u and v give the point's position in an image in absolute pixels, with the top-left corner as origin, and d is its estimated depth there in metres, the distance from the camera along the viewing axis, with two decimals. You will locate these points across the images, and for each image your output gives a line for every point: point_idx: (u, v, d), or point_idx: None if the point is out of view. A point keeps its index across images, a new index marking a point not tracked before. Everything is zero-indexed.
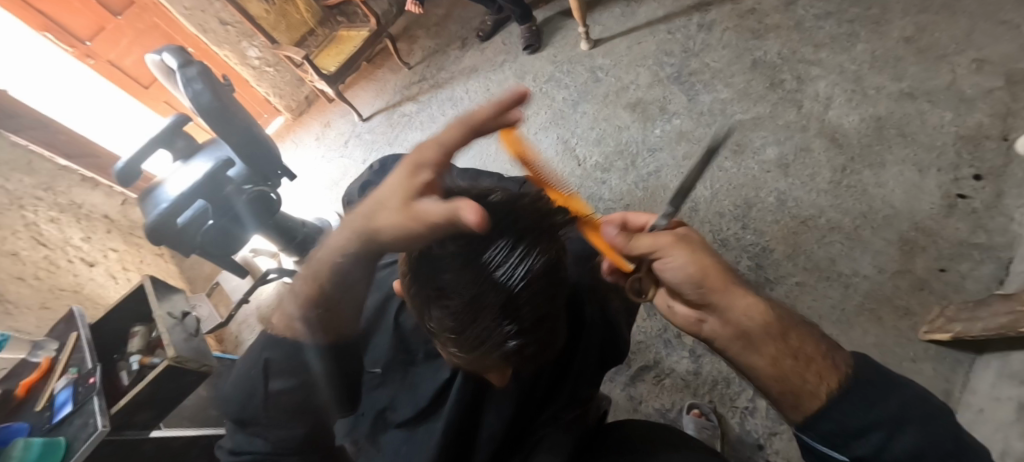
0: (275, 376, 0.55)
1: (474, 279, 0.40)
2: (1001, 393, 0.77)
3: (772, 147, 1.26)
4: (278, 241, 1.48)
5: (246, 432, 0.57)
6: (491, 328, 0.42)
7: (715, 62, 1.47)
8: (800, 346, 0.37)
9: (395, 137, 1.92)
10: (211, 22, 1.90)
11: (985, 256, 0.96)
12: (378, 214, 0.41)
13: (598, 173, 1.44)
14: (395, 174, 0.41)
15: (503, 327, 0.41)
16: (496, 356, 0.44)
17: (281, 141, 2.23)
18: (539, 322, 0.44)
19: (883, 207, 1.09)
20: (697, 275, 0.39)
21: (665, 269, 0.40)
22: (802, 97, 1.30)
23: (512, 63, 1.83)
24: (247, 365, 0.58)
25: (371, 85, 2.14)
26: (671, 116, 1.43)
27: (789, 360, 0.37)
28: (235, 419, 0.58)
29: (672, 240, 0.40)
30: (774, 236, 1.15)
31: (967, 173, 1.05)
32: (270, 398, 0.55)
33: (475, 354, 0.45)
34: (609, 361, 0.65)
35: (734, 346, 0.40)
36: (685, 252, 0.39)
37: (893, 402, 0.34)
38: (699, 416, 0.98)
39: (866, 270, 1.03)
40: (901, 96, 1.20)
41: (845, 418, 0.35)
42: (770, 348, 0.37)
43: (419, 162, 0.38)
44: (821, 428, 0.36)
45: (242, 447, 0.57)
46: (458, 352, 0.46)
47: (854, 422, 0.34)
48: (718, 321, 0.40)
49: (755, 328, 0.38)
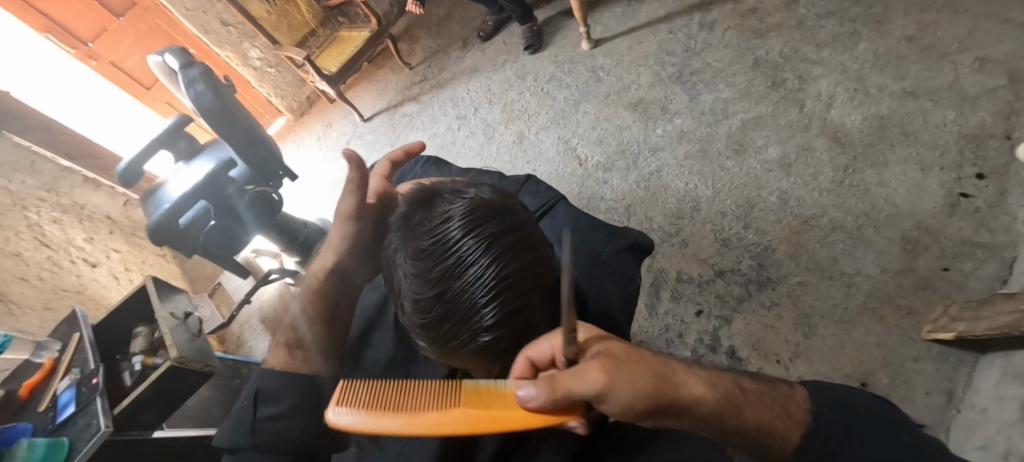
0: (263, 402, 0.60)
1: (453, 273, 0.44)
2: (1004, 392, 0.77)
3: (774, 147, 1.26)
4: (280, 241, 1.48)
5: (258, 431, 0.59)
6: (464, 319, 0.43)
7: (717, 62, 1.46)
8: (756, 419, 0.36)
9: (397, 138, 1.92)
10: (213, 23, 1.90)
11: (988, 256, 0.96)
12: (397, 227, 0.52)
13: (599, 172, 1.44)
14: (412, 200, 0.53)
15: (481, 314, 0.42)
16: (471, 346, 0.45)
17: (283, 141, 2.23)
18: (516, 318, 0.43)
19: (886, 207, 1.08)
20: (643, 402, 0.34)
21: (608, 403, 0.34)
22: (804, 96, 1.30)
23: (513, 63, 1.83)
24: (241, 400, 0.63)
25: (372, 85, 2.14)
26: (672, 116, 1.43)
27: (761, 428, 0.36)
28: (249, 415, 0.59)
29: (603, 378, 0.33)
30: (776, 235, 1.15)
31: (970, 172, 1.05)
32: (259, 423, 0.59)
33: (452, 349, 0.45)
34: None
35: (705, 427, 0.38)
36: (621, 386, 0.33)
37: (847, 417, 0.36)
38: None
39: (868, 269, 1.03)
40: (904, 95, 1.19)
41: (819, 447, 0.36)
42: (739, 425, 0.36)
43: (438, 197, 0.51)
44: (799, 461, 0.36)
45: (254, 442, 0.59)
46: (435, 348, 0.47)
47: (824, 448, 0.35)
48: (682, 418, 0.37)
49: (717, 412, 0.36)
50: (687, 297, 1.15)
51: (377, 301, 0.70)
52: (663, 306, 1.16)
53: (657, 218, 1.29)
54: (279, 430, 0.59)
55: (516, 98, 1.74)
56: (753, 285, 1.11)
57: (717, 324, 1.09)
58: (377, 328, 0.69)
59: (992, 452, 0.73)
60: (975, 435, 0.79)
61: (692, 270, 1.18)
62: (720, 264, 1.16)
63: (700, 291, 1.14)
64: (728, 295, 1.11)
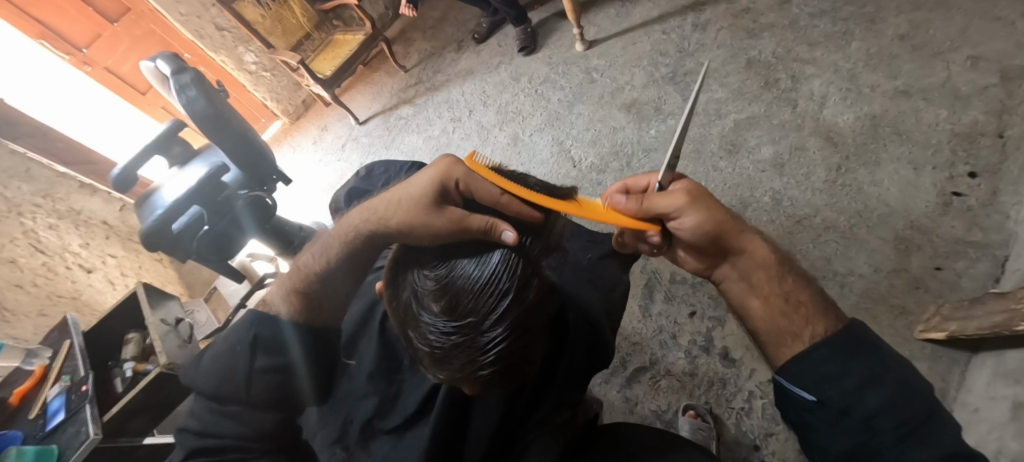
0: (261, 353, 0.56)
1: (468, 295, 0.41)
2: (996, 392, 0.77)
3: (766, 147, 1.26)
4: (276, 246, 1.48)
5: (219, 412, 0.57)
6: (476, 340, 0.41)
7: (710, 62, 1.46)
8: (794, 294, 0.44)
9: (392, 140, 1.92)
10: (207, 28, 1.91)
11: (981, 254, 0.95)
12: (392, 202, 0.50)
13: (593, 174, 1.44)
14: (426, 173, 0.49)
15: (491, 321, 0.40)
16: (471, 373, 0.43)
17: (278, 145, 2.23)
18: (520, 336, 0.42)
19: (879, 206, 1.08)
20: (711, 230, 0.44)
21: (681, 228, 0.45)
22: (796, 96, 1.30)
23: (507, 65, 1.83)
24: (230, 341, 0.59)
25: (367, 88, 2.15)
26: (666, 116, 1.43)
27: (781, 302, 0.44)
28: (218, 380, 0.57)
29: (688, 199, 0.43)
30: (769, 236, 1.15)
31: (962, 171, 1.05)
32: (254, 375, 0.56)
33: (455, 373, 0.44)
34: (597, 364, 0.64)
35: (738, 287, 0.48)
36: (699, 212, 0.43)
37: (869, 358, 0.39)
38: (695, 417, 0.98)
39: (861, 269, 1.03)
40: (896, 94, 1.19)
41: (822, 366, 0.39)
42: (760, 291, 0.46)
43: (440, 171, 0.47)
44: (797, 368, 0.41)
45: (210, 429, 0.56)
46: (439, 371, 0.46)
47: (830, 368, 0.39)
48: (728, 267, 0.48)
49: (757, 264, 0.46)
50: (681, 297, 1.15)
51: (363, 305, 0.70)
52: (657, 307, 1.16)
53: None
54: (274, 385, 0.56)
55: (510, 100, 1.74)
56: None
57: (711, 324, 1.08)
58: (363, 335, 0.68)
59: (984, 452, 0.73)
60: (967, 435, 0.78)
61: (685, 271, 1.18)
62: None
63: (694, 292, 1.14)
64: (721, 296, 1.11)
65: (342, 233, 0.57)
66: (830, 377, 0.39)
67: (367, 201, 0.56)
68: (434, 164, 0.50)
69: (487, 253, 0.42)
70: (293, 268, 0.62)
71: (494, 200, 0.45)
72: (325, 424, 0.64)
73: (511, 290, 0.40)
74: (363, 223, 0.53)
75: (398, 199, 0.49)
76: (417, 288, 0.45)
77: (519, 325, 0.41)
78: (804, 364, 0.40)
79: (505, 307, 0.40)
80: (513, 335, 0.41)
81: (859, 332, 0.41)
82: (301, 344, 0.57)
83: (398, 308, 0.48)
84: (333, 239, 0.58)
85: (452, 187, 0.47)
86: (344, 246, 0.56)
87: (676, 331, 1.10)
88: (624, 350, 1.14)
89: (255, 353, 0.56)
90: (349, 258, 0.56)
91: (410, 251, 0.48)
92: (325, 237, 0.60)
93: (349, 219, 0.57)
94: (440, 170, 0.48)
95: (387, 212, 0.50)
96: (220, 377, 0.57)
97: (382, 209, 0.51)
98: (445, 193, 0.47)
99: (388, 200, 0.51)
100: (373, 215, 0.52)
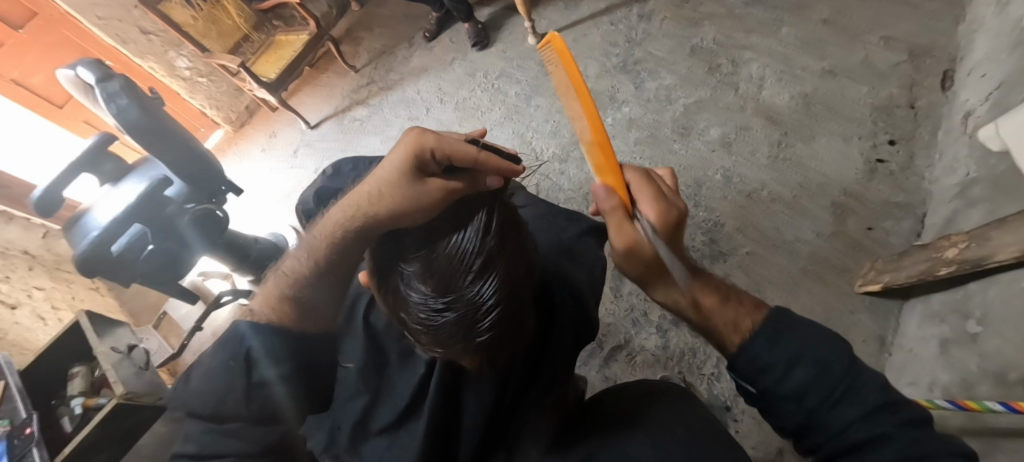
0: (257, 367, 0.51)
1: (457, 271, 0.41)
2: (926, 332, 0.85)
3: (715, 128, 1.34)
4: (231, 261, 1.39)
5: (217, 433, 0.50)
6: (469, 312, 0.41)
7: (657, 51, 1.53)
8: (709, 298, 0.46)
9: (349, 144, 1.86)
10: (131, 32, 1.78)
11: (904, 213, 1.07)
12: (372, 191, 0.50)
13: (556, 164, 1.47)
14: (396, 152, 0.48)
15: (481, 290, 0.40)
16: (469, 346, 0.43)
17: (223, 155, 2.09)
18: (512, 302, 0.42)
19: (817, 177, 1.18)
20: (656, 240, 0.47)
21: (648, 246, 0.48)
22: (737, 79, 1.39)
23: (462, 61, 1.82)
24: (218, 360, 0.53)
25: (316, 91, 2.06)
26: (620, 105, 1.49)
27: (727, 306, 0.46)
28: (209, 407, 0.50)
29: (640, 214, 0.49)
30: (723, 212, 1.22)
31: (883, 140, 1.16)
32: (252, 391, 0.50)
33: (453, 350, 0.44)
34: (584, 341, 0.65)
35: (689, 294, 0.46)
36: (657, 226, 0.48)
37: (811, 339, 0.39)
38: None
39: (806, 235, 1.12)
40: (824, 74, 1.30)
41: (760, 351, 0.40)
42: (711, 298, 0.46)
43: (412, 143, 0.46)
44: (740, 358, 0.41)
45: (207, 451, 0.49)
46: (438, 350, 0.45)
47: (764, 360, 0.39)
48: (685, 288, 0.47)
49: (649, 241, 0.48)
50: None
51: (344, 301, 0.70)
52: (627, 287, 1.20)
53: None
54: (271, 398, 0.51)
55: (468, 96, 1.73)
56: (706, 260, 1.17)
57: None
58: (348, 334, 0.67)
59: (919, 386, 0.80)
60: (906, 373, 0.87)
61: None
62: None
63: None
64: None
65: (325, 226, 0.56)
66: (765, 365, 0.39)
67: (347, 197, 0.55)
68: (402, 138, 0.48)
69: (469, 222, 0.43)
70: (277, 276, 0.62)
71: (471, 158, 0.43)
72: (320, 428, 0.63)
73: (498, 258, 0.41)
74: (347, 219, 0.52)
75: (378, 187, 0.49)
76: (406, 273, 0.44)
77: (510, 292, 0.42)
78: (756, 348, 0.40)
79: (494, 276, 0.41)
80: (505, 301, 0.41)
81: (781, 313, 0.42)
82: (280, 350, 0.53)
83: (388, 298, 0.47)
84: (318, 240, 0.58)
85: (429, 158, 0.46)
86: (333, 244, 0.55)
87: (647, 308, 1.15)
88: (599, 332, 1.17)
89: (247, 370, 0.51)
90: (337, 252, 0.56)
91: (394, 238, 0.47)
92: (310, 241, 0.60)
93: (331, 216, 0.56)
94: (412, 143, 0.46)
95: (366, 204, 0.50)
96: (212, 406, 0.50)
97: (361, 203, 0.51)
98: (423, 165, 0.46)
99: (370, 191, 0.51)
100: (358, 210, 0.51)
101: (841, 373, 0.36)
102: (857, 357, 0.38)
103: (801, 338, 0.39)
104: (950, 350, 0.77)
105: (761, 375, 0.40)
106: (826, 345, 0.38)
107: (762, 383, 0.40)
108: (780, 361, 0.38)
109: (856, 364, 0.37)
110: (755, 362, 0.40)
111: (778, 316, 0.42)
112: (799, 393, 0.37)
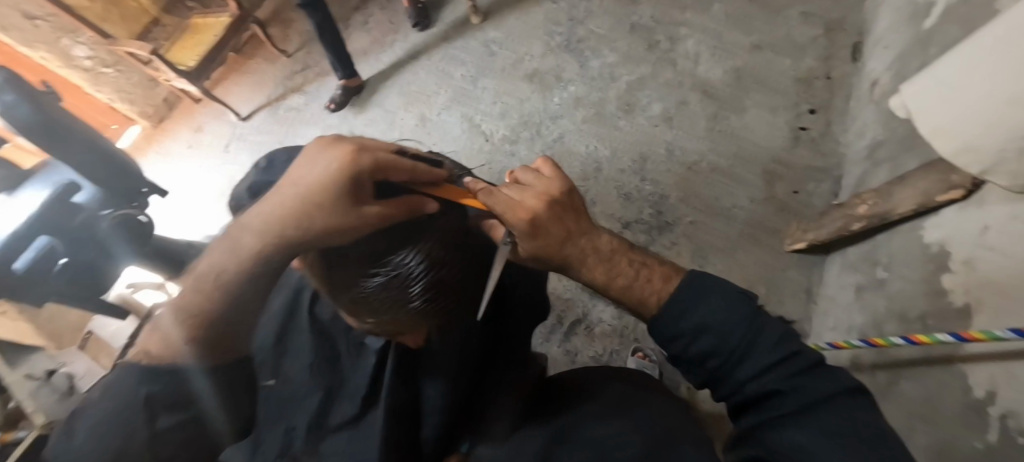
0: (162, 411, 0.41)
1: (388, 243, 0.40)
2: (844, 282, 0.95)
3: (656, 104, 1.39)
4: (161, 269, 1.27)
5: None
6: (399, 278, 0.40)
7: (599, 29, 1.55)
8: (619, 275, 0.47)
9: (287, 135, 1.74)
10: (11, 16, 1.54)
11: (824, 176, 1.17)
12: (287, 211, 0.40)
13: (506, 146, 1.46)
14: (315, 169, 0.40)
15: (410, 256, 0.39)
16: (404, 315, 0.42)
17: (141, 153, 1.89)
18: (446, 271, 0.41)
19: (749, 146, 1.26)
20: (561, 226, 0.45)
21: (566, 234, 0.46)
22: (675, 55, 1.43)
23: (402, 42, 1.74)
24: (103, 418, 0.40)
25: (244, 79, 1.90)
26: (566, 84, 1.50)
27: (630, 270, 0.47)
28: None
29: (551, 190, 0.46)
30: (667, 184, 1.27)
31: (805, 109, 1.26)
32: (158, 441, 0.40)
33: (387, 319, 0.43)
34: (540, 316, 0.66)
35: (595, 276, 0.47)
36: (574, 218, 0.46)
37: (716, 297, 0.42)
38: (643, 357, 1.08)
39: (742, 201, 1.20)
40: (752, 48, 1.38)
41: (674, 321, 0.43)
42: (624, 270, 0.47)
43: (345, 161, 0.38)
44: (653, 326, 0.45)
45: None
46: (372, 320, 0.44)
47: (677, 327, 0.43)
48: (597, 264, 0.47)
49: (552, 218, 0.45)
50: None
51: (289, 298, 0.66)
52: None
53: None
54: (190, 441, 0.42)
55: (411, 79, 1.67)
56: (655, 231, 1.23)
57: None
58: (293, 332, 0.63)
59: (840, 329, 0.90)
60: (829, 319, 0.97)
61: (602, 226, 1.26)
62: (625, 217, 1.26)
63: None
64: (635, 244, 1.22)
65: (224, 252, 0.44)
66: (678, 333, 0.43)
67: (252, 216, 0.44)
68: (322, 154, 0.40)
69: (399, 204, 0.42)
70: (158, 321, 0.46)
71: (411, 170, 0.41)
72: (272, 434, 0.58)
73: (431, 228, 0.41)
74: (263, 243, 0.42)
75: (301, 210, 0.39)
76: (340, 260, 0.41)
77: (445, 259, 0.41)
78: (663, 322, 0.44)
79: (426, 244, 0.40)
80: (437, 268, 0.40)
81: (699, 276, 0.45)
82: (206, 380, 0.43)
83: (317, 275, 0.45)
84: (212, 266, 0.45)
85: (365, 180, 0.39)
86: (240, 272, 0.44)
87: None
88: (558, 308, 1.20)
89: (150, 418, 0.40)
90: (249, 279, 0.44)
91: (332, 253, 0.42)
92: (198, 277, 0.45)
93: (235, 242, 0.44)
94: (343, 161, 0.38)
95: (285, 228, 0.40)
96: None
97: (274, 222, 0.41)
98: (358, 188, 0.39)
99: (282, 211, 0.41)
100: (275, 231, 0.41)
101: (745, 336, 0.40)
102: (761, 311, 0.42)
103: (710, 297, 0.42)
104: (863, 296, 0.87)
105: (676, 342, 0.44)
106: (730, 303, 0.41)
107: (678, 346, 0.44)
108: (688, 330, 0.42)
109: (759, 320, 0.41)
110: (672, 326, 0.43)
111: (698, 279, 0.44)
112: (707, 353, 0.42)
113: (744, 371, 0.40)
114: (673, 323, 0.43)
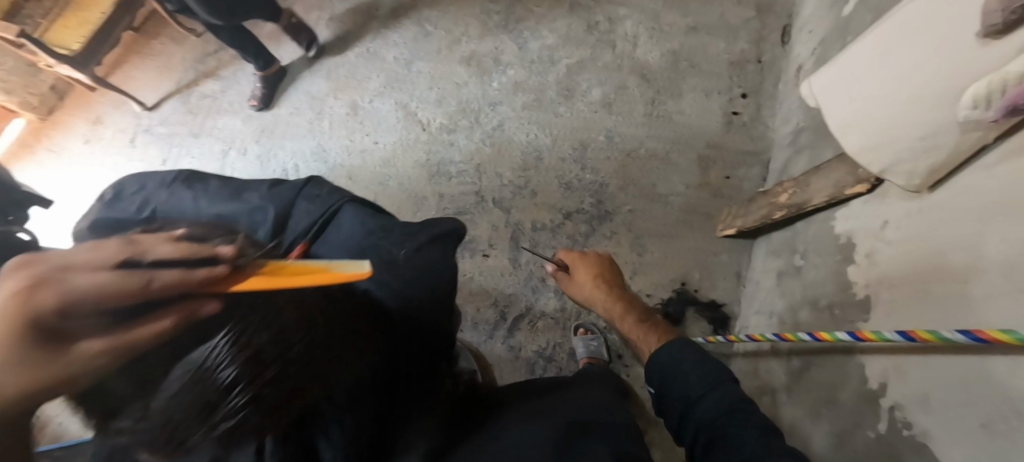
0: None
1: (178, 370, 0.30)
2: (768, 266, 0.99)
3: (596, 89, 1.36)
4: None
5: None
6: (203, 399, 0.30)
7: (537, 8, 1.48)
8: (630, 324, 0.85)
9: (202, 126, 1.57)
10: None
11: (754, 161, 1.20)
12: None
13: (444, 134, 1.38)
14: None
15: (219, 366, 0.30)
16: (225, 429, 0.32)
17: (28, 151, 1.65)
18: (267, 369, 0.33)
19: (685, 131, 1.26)
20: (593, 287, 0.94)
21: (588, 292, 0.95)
22: (614, 37, 1.40)
23: (328, 21, 1.59)
24: None
25: (148, 62, 1.69)
26: (505, 68, 1.43)
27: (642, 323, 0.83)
28: None
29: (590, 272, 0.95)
30: (607, 172, 1.26)
31: (737, 93, 1.27)
32: None
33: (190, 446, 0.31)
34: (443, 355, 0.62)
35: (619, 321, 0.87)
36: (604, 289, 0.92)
37: (706, 367, 0.61)
38: (585, 334, 1.10)
39: (678, 188, 1.21)
40: (688, 30, 1.36)
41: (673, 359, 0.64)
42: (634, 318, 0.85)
43: (18, 298, 0.22)
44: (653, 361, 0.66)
45: None
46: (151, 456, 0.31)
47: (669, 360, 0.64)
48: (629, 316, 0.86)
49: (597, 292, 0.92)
50: (544, 242, 1.22)
51: None
52: (525, 256, 1.21)
53: (507, 173, 1.30)
54: None
55: (339, 62, 1.54)
56: (595, 221, 1.22)
57: None
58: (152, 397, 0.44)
59: (764, 313, 0.94)
60: (755, 302, 1.01)
61: (544, 217, 1.24)
62: (566, 207, 1.24)
63: (554, 235, 1.22)
64: (576, 234, 1.21)
65: None
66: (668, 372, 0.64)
67: None
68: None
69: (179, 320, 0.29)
70: None
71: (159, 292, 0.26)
72: None
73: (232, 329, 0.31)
74: None
75: None
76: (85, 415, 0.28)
77: (257, 353, 0.32)
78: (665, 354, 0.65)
79: (237, 346, 0.31)
80: (260, 368, 0.32)
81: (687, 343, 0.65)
82: None
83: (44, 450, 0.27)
84: None
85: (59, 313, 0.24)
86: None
87: (544, 274, 1.19)
88: (501, 303, 1.18)
89: None
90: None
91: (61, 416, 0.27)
92: None
93: None
94: (12, 296, 0.22)
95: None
96: None
97: None
98: (59, 316, 0.24)
99: None
100: None
101: (711, 389, 0.58)
102: (732, 383, 0.59)
103: (702, 363, 0.62)
104: (784, 281, 0.90)
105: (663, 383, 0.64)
106: (713, 371, 0.60)
107: (662, 385, 0.64)
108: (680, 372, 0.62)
109: (727, 387, 0.58)
110: (665, 362, 0.65)
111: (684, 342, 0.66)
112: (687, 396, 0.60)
113: (703, 412, 0.57)
114: (668, 359, 0.65)
